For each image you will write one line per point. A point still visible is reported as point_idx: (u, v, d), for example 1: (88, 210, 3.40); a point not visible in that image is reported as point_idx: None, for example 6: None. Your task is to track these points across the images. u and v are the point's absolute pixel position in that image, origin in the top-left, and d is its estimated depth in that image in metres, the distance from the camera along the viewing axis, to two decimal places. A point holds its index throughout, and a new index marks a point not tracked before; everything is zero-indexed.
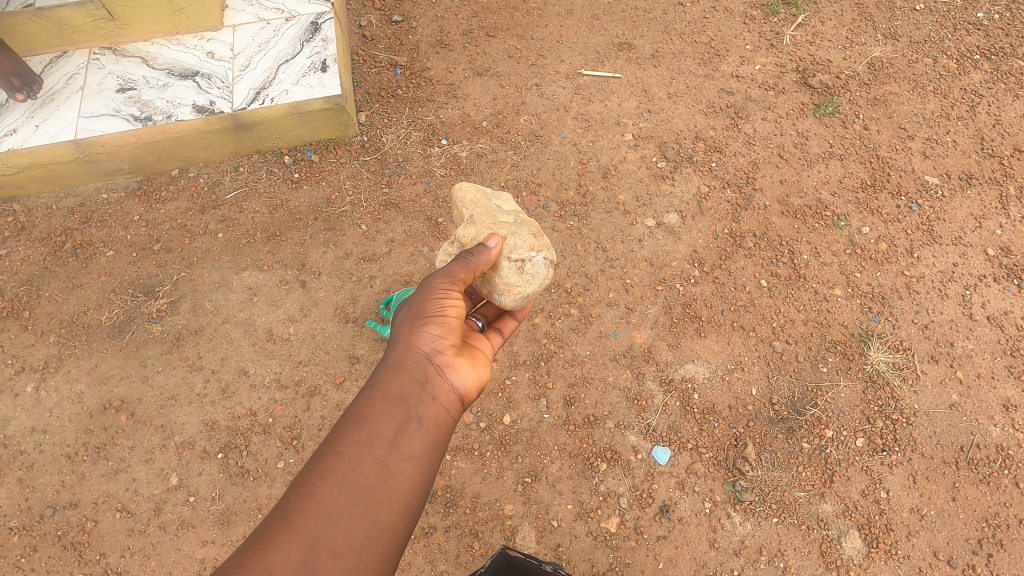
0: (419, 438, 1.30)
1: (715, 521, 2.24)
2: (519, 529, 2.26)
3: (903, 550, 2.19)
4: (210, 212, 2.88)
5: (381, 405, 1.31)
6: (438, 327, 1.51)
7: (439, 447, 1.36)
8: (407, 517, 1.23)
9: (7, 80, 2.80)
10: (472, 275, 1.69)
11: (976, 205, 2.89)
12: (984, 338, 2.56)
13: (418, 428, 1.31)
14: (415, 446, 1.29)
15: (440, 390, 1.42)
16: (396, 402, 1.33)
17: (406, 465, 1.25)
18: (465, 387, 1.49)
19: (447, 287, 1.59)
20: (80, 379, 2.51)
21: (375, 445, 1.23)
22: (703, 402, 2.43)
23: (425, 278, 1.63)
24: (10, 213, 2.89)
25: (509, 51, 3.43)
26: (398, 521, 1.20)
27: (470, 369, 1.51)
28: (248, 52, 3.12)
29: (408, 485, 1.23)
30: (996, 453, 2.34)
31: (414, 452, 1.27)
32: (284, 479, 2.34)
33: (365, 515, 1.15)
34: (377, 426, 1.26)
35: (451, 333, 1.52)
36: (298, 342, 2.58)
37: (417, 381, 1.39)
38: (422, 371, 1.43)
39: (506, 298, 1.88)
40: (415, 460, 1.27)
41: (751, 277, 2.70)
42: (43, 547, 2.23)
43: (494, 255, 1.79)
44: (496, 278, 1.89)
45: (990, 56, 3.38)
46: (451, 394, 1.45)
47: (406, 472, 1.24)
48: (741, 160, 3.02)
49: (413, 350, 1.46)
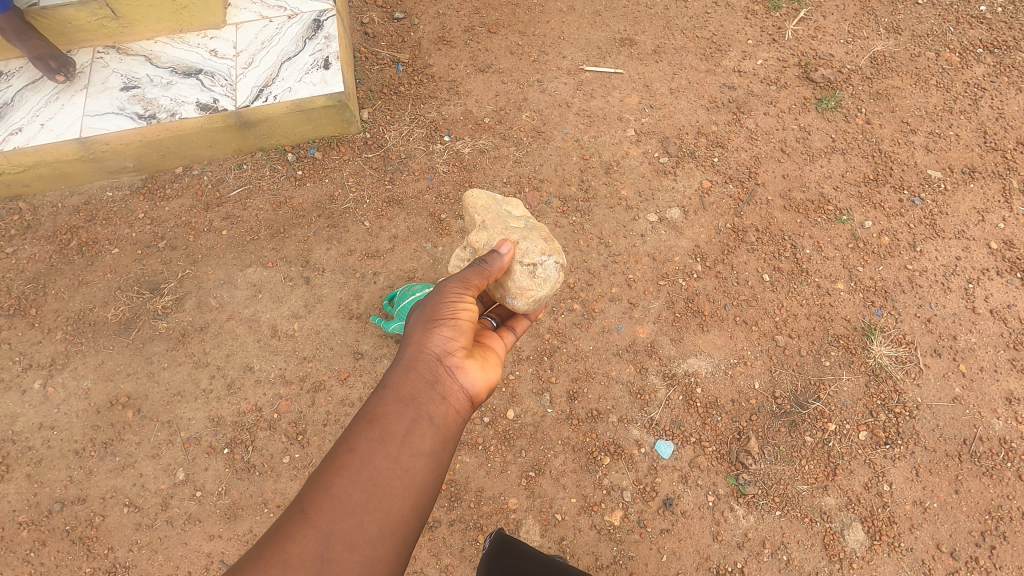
0: (430, 436, 1.31)
1: (718, 514, 2.25)
2: (523, 523, 2.27)
3: (906, 542, 2.20)
4: (214, 209, 2.89)
5: (393, 404, 1.32)
6: (449, 330, 1.51)
7: (449, 446, 1.36)
8: (419, 513, 1.24)
9: (43, 62, 2.87)
10: (485, 280, 1.70)
11: (979, 198, 2.88)
12: (987, 332, 2.56)
13: (430, 427, 1.32)
14: (426, 444, 1.29)
15: (450, 390, 1.43)
16: (408, 402, 1.34)
17: (417, 462, 1.26)
18: (475, 388, 1.49)
19: (459, 292, 1.60)
20: (86, 376, 2.53)
21: (387, 443, 1.24)
22: (706, 396, 2.44)
23: (438, 283, 1.64)
24: (16, 211, 2.91)
25: (511, 48, 3.43)
26: (410, 517, 1.21)
27: (480, 370, 1.52)
28: (251, 50, 3.13)
29: (420, 481, 1.24)
30: (1000, 446, 2.35)
31: (425, 450, 1.28)
32: (290, 474, 2.36)
33: (378, 509, 1.16)
34: (389, 425, 1.27)
35: (463, 335, 1.53)
36: (303, 338, 2.60)
37: (428, 381, 1.40)
38: (433, 371, 1.43)
39: (518, 301, 1.89)
40: (427, 457, 1.28)
41: (754, 271, 2.70)
42: (53, 541, 2.26)
43: (507, 261, 1.79)
44: (507, 282, 1.89)
45: (993, 49, 3.37)
46: (462, 395, 1.45)
47: (418, 468, 1.25)
48: (743, 155, 3.02)
49: (424, 351, 1.46)
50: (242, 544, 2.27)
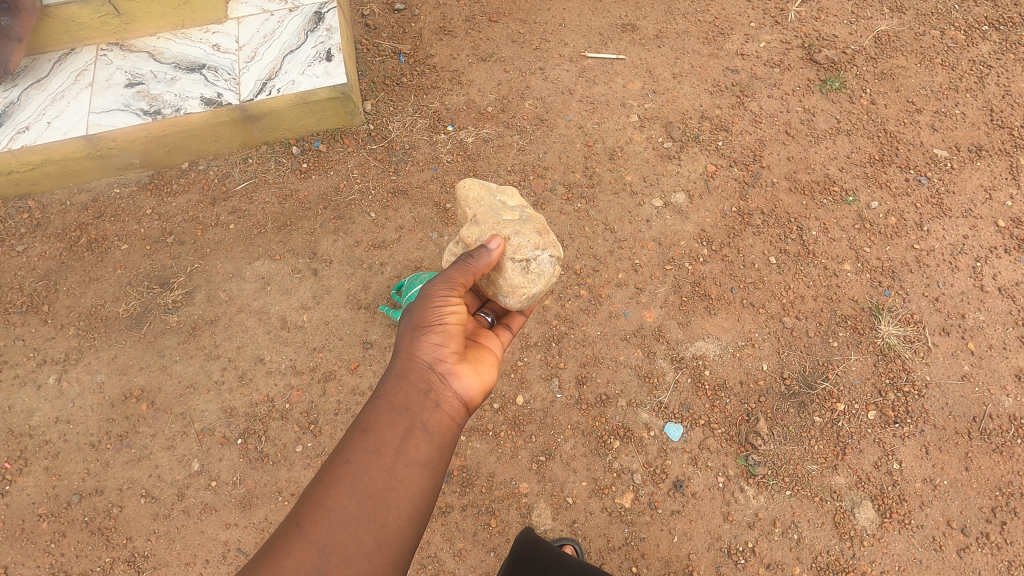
0: (425, 445, 1.34)
1: (729, 495, 2.26)
2: (535, 506, 2.29)
3: (917, 520, 2.21)
4: (220, 203, 2.91)
5: (386, 414, 1.35)
6: (438, 336, 1.52)
7: (444, 454, 1.38)
8: (415, 523, 1.26)
9: None
10: (471, 278, 1.69)
11: (986, 176, 2.87)
12: (996, 309, 2.55)
13: (424, 435, 1.35)
14: (421, 452, 1.32)
15: (443, 397, 1.45)
16: (401, 411, 1.36)
17: (413, 471, 1.28)
18: (470, 393, 1.51)
19: (445, 293, 1.59)
20: (100, 370, 2.57)
21: (382, 453, 1.26)
22: (713, 379, 2.45)
23: (424, 285, 1.64)
24: (25, 210, 2.94)
25: (512, 36, 3.43)
26: (406, 527, 1.23)
27: (474, 374, 1.53)
28: (253, 44, 3.14)
29: (415, 490, 1.26)
30: (1009, 423, 2.35)
31: (420, 459, 1.31)
32: (303, 463, 2.39)
33: (373, 521, 1.18)
34: (383, 435, 1.30)
35: (453, 340, 1.54)
36: (312, 329, 2.62)
37: (421, 390, 1.42)
38: (425, 380, 1.45)
39: (511, 299, 1.89)
40: (422, 466, 1.30)
41: (761, 254, 2.70)
42: (72, 532, 2.29)
43: (495, 256, 1.78)
44: (499, 279, 1.89)
45: (998, 27, 3.34)
46: (455, 401, 1.47)
47: (413, 478, 1.27)
48: (748, 139, 3.01)
49: (415, 359, 1.48)
50: (257, 532, 2.30)
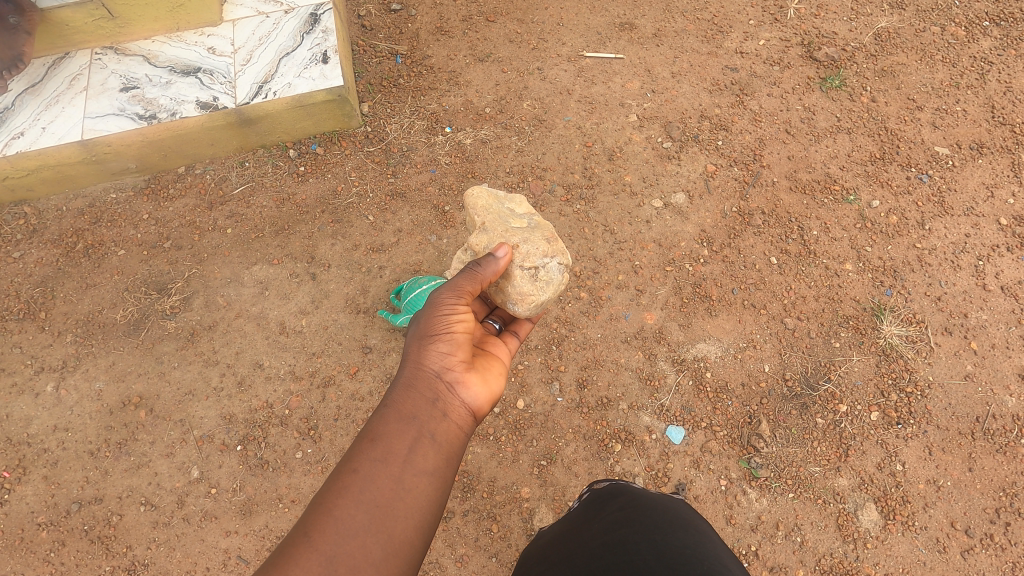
0: (433, 455, 1.32)
1: (731, 498, 2.25)
2: (536, 510, 2.29)
3: (921, 521, 2.20)
4: (218, 208, 2.89)
5: (394, 423, 1.33)
6: (446, 344, 1.51)
7: (452, 463, 1.37)
8: (422, 534, 1.24)
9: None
10: (478, 286, 1.68)
11: (988, 173, 2.85)
12: (998, 308, 2.54)
13: (432, 445, 1.33)
14: (428, 462, 1.30)
15: (451, 407, 1.43)
16: (409, 420, 1.35)
17: (421, 481, 1.26)
18: (477, 402, 1.49)
19: (453, 302, 1.59)
20: (99, 377, 2.55)
21: (390, 462, 1.25)
22: (715, 381, 2.43)
23: (431, 293, 1.63)
24: (21, 216, 2.91)
25: (510, 36, 3.40)
26: (413, 538, 1.21)
27: (482, 384, 1.51)
28: (249, 46, 3.12)
29: (423, 500, 1.25)
30: (1013, 422, 2.34)
31: (428, 468, 1.29)
32: (303, 469, 2.38)
33: (381, 530, 1.16)
34: (391, 444, 1.28)
35: (460, 349, 1.52)
36: (311, 334, 2.60)
37: (429, 399, 1.41)
38: (433, 388, 1.44)
39: (519, 307, 1.87)
40: (430, 476, 1.29)
41: (761, 254, 2.68)
42: (71, 541, 2.29)
43: (503, 264, 1.76)
44: (508, 287, 1.87)
45: (999, 22, 3.32)
46: (463, 409, 1.45)
47: (421, 488, 1.26)
48: (748, 137, 2.99)
49: (423, 368, 1.46)
50: (258, 539, 2.29)
